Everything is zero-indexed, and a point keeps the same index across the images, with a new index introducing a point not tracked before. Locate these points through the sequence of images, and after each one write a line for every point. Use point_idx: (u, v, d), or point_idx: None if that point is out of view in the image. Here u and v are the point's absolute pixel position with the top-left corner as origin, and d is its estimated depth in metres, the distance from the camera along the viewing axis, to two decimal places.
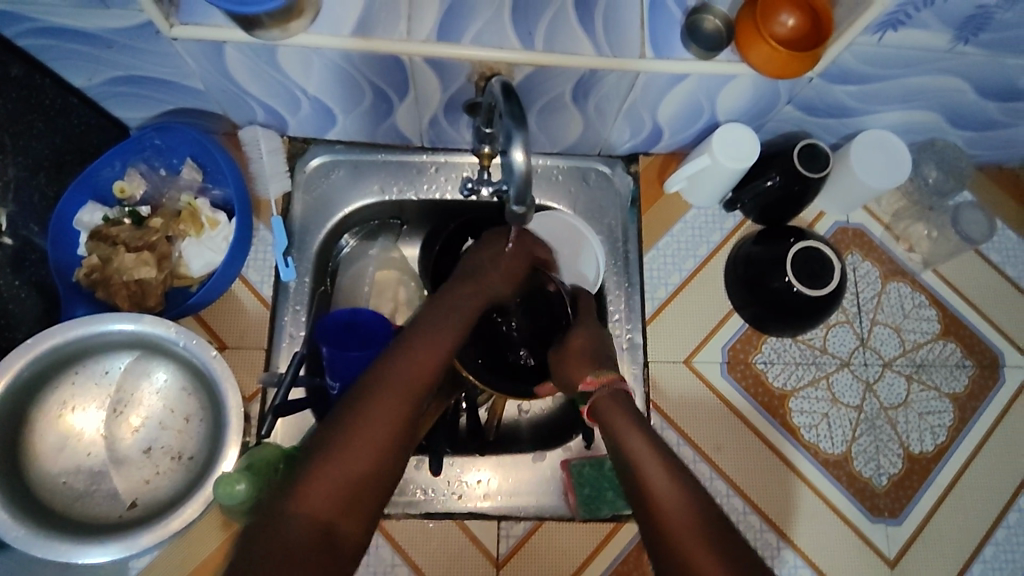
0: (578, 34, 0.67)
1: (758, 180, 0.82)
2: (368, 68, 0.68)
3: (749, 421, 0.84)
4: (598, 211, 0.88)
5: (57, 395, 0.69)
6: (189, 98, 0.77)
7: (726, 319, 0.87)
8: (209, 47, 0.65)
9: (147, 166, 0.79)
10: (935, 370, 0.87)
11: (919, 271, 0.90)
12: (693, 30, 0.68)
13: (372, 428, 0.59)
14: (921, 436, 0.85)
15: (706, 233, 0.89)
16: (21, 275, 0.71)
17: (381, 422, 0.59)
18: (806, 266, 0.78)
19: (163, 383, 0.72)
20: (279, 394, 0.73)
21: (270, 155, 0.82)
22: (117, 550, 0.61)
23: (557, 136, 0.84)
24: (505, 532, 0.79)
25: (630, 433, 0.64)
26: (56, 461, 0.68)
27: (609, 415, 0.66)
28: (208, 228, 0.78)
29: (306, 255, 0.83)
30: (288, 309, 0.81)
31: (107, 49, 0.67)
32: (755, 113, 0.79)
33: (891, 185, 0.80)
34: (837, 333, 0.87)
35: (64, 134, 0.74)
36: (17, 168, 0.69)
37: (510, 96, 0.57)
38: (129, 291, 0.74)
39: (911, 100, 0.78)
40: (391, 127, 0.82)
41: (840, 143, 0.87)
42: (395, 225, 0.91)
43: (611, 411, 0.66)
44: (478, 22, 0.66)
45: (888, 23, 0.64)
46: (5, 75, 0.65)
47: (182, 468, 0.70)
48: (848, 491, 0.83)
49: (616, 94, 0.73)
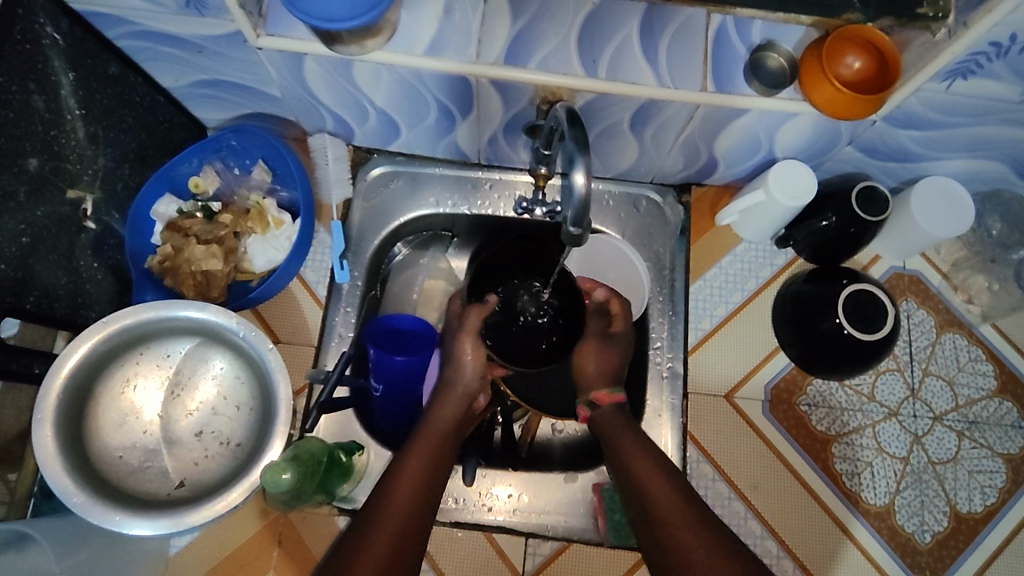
0: (641, 63, 0.68)
1: (812, 220, 0.82)
2: (436, 85, 0.71)
3: (788, 462, 0.82)
4: (646, 238, 0.89)
5: (121, 372, 0.73)
6: (266, 103, 0.81)
7: (771, 356, 0.86)
8: (290, 57, 0.69)
9: (223, 165, 0.84)
10: (988, 429, 0.84)
11: (976, 324, 0.87)
12: (756, 66, 0.69)
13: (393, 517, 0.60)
14: (969, 495, 0.82)
15: (755, 268, 0.88)
16: (100, 257, 0.76)
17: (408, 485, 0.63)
18: (858, 309, 0.78)
19: (219, 370, 0.76)
20: (323, 391, 0.75)
21: (335, 162, 0.87)
22: (167, 525, 0.64)
23: (612, 162, 0.85)
24: (532, 550, 0.80)
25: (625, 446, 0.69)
26: (114, 435, 0.71)
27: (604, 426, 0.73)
28: (273, 227, 0.82)
29: (361, 259, 0.86)
30: (340, 311, 0.84)
31: (197, 53, 0.71)
32: (813, 152, 0.79)
33: (965, 220, 0.78)
34: (885, 380, 0.85)
35: (150, 129, 0.79)
36: (106, 159, 0.74)
37: (573, 121, 0.59)
38: (195, 280, 0.78)
39: (978, 148, 0.76)
40: (451, 143, 0.85)
41: (900, 187, 0.86)
42: (446, 237, 0.93)
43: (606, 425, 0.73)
44: (544, 48, 0.68)
45: (958, 71, 0.63)
46: (104, 72, 0.70)
47: (230, 453, 0.73)
48: (889, 545, 0.80)
49: (675, 124, 0.74)
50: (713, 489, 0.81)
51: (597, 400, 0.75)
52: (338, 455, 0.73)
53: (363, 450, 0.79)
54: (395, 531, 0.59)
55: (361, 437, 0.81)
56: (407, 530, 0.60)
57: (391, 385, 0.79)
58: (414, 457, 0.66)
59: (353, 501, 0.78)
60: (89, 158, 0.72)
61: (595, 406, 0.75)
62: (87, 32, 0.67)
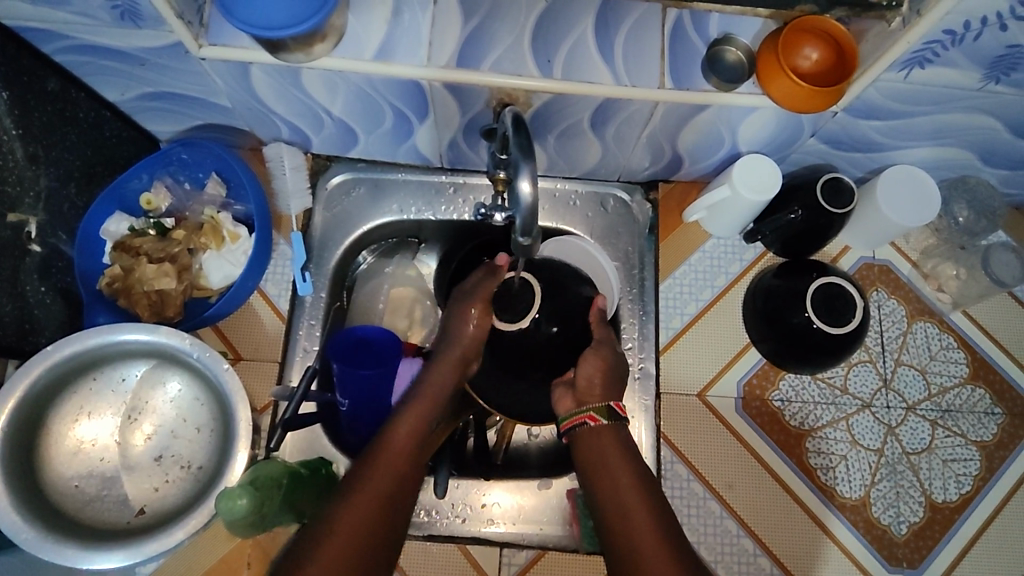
0: (598, 62, 0.66)
1: (781, 214, 0.80)
2: (388, 91, 0.69)
3: (764, 461, 0.82)
4: (614, 237, 0.88)
5: (74, 400, 0.71)
6: (216, 114, 0.79)
7: (743, 353, 0.85)
8: (235, 67, 0.67)
9: (173, 180, 0.82)
10: (961, 416, 0.84)
11: (947, 311, 0.87)
12: (714, 61, 0.68)
13: (355, 514, 0.57)
14: (944, 484, 0.82)
15: (724, 264, 0.87)
16: (48, 281, 0.74)
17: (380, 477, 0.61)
18: (827, 302, 0.76)
19: (177, 392, 0.73)
20: (289, 407, 0.74)
21: (293, 171, 0.85)
22: (123, 557, 0.62)
23: (577, 161, 0.84)
24: (507, 561, 0.78)
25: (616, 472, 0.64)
26: (69, 464, 0.70)
27: (588, 440, 0.68)
28: (228, 242, 0.80)
29: (323, 270, 0.84)
30: (303, 324, 0.82)
31: (139, 66, 0.69)
32: (777, 146, 0.78)
33: (932, 209, 0.77)
34: (858, 372, 0.84)
35: (95, 146, 0.76)
36: (49, 179, 0.72)
37: (521, 127, 0.57)
38: (149, 300, 0.76)
39: (941, 136, 0.75)
40: (411, 147, 0.83)
41: (867, 177, 0.85)
42: (413, 243, 0.92)
43: (592, 446, 0.67)
44: (497, 50, 0.66)
45: (914, 60, 0.62)
46: (41, 89, 0.67)
47: (191, 477, 0.71)
48: (865, 538, 0.80)
49: (635, 120, 0.72)
50: (687, 490, 0.80)
51: (587, 418, 0.68)
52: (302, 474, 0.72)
53: (331, 466, 0.78)
54: (348, 540, 0.55)
55: (329, 452, 0.80)
56: (362, 544, 0.55)
57: (357, 399, 0.78)
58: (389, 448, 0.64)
59: None
60: (30, 180, 0.70)
61: (589, 425, 0.68)
62: (20, 48, 0.64)
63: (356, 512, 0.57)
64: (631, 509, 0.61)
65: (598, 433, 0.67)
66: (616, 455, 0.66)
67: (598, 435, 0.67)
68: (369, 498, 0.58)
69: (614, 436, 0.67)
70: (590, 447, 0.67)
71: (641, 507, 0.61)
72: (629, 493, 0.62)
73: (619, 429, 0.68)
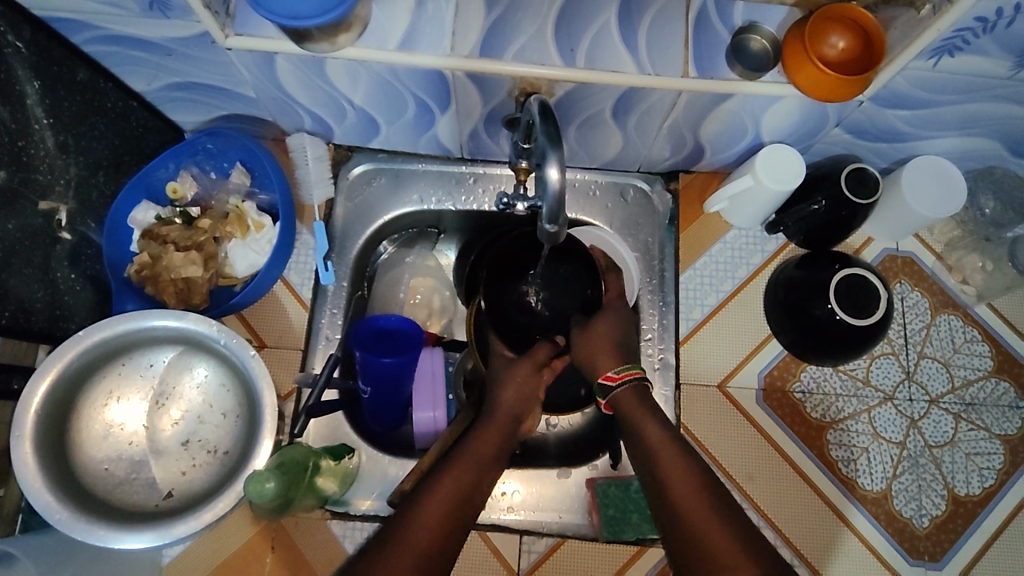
0: (621, 51, 0.66)
1: (803, 205, 0.80)
2: (412, 82, 0.70)
3: (784, 453, 0.81)
4: (633, 227, 0.88)
5: (103, 384, 0.72)
6: (241, 105, 0.80)
7: (764, 344, 0.84)
8: (261, 57, 0.67)
9: (199, 169, 0.83)
10: (985, 410, 0.83)
11: (971, 304, 0.86)
12: (738, 49, 0.67)
13: (435, 516, 0.57)
14: (967, 478, 0.81)
15: (746, 255, 0.87)
16: (77, 268, 0.76)
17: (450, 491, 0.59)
18: (850, 294, 0.76)
19: (204, 378, 0.75)
20: (312, 394, 0.76)
21: (315, 161, 0.84)
22: (153, 538, 0.63)
23: (597, 151, 0.84)
24: (528, 547, 0.79)
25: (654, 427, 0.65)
26: (99, 448, 0.71)
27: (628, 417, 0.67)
28: (253, 231, 0.81)
29: (345, 259, 0.85)
30: (326, 312, 0.84)
31: (167, 56, 0.70)
32: (800, 135, 0.77)
33: (959, 202, 0.76)
34: (880, 364, 0.84)
35: (123, 136, 0.78)
36: (78, 167, 0.73)
37: (547, 115, 0.57)
38: (176, 288, 0.77)
39: (969, 126, 0.74)
40: (432, 138, 0.83)
41: (891, 168, 0.85)
42: (433, 234, 0.92)
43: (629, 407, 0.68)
44: (520, 39, 0.66)
45: (944, 48, 0.61)
46: (71, 79, 0.68)
47: (217, 461, 0.73)
48: (887, 531, 0.79)
49: (657, 110, 0.72)
50: None
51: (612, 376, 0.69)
52: (324, 460, 0.73)
53: (353, 453, 0.79)
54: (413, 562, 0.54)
55: (350, 439, 0.81)
56: (446, 535, 0.57)
57: (379, 386, 0.77)
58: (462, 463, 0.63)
59: (345, 504, 0.78)
60: (60, 168, 0.71)
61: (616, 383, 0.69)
62: (52, 38, 0.65)
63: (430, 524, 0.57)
64: (697, 516, 0.57)
65: (629, 400, 0.68)
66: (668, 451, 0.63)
67: (627, 399, 0.68)
68: (449, 497, 0.59)
69: (653, 417, 0.66)
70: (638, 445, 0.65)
71: (694, 491, 0.59)
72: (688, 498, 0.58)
73: (653, 411, 0.67)
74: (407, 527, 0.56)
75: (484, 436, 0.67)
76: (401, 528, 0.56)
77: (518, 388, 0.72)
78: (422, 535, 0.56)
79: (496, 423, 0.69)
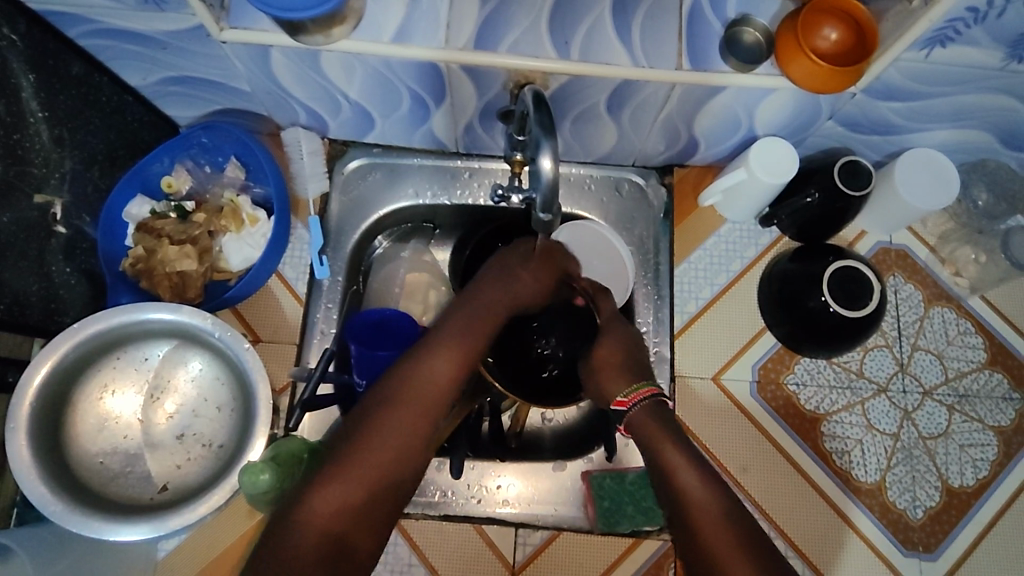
0: (615, 44, 0.66)
1: (796, 198, 0.80)
2: (407, 75, 0.70)
3: (778, 445, 0.82)
4: (628, 221, 0.88)
5: (98, 377, 0.72)
6: (236, 99, 0.80)
7: (758, 336, 0.85)
8: (256, 51, 0.67)
9: (194, 163, 0.83)
10: (979, 401, 0.83)
11: (965, 297, 0.86)
12: (732, 41, 0.67)
13: (381, 444, 0.58)
14: (961, 469, 0.81)
15: (740, 248, 0.87)
16: (72, 262, 0.76)
17: (404, 414, 0.60)
18: (844, 286, 0.76)
19: (198, 371, 0.75)
20: (307, 389, 0.75)
21: (310, 156, 0.85)
22: (148, 530, 0.63)
23: (592, 145, 0.84)
24: (522, 540, 0.79)
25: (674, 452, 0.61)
26: (94, 441, 0.71)
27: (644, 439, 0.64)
28: (248, 225, 0.81)
29: (341, 254, 0.85)
30: (321, 306, 0.83)
31: (161, 50, 0.70)
32: (794, 129, 0.78)
33: (949, 195, 0.77)
34: (874, 357, 0.84)
35: (118, 130, 0.78)
36: (73, 161, 0.73)
37: (541, 105, 0.58)
38: (170, 282, 0.77)
39: (962, 118, 0.75)
40: (428, 132, 0.83)
41: (884, 161, 0.85)
42: (428, 229, 0.93)
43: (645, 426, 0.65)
44: (515, 32, 0.66)
45: (936, 39, 0.62)
46: (67, 73, 0.69)
47: (212, 455, 0.72)
48: (881, 522, 0.80)
49: (651, 104, 0.73)
50: None
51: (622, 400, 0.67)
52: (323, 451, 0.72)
53: None
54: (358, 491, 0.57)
55: None
56: (393, 464, 0.59)
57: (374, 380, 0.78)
58: (417, 379, 0.62)
59: None
60: (55, 162, 0.71)
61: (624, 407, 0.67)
62: (46, 32, 0.65)
63: (378, 454, 0.58)
64: (722, 560, 0.54)
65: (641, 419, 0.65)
66: (691, 482, 0.59)
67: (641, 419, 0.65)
68: (403, 425, 0.60)
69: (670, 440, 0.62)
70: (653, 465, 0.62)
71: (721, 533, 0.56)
72: (717, 539, 0.55)
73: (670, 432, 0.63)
74: (355, 453, 0.58)
75: (469, 324, 0.67)
76: (350, 454, 0.58)
77: (515, 277, 0.71)
78: (371, 461, 0.58)
79: (486, 305, 0.68)
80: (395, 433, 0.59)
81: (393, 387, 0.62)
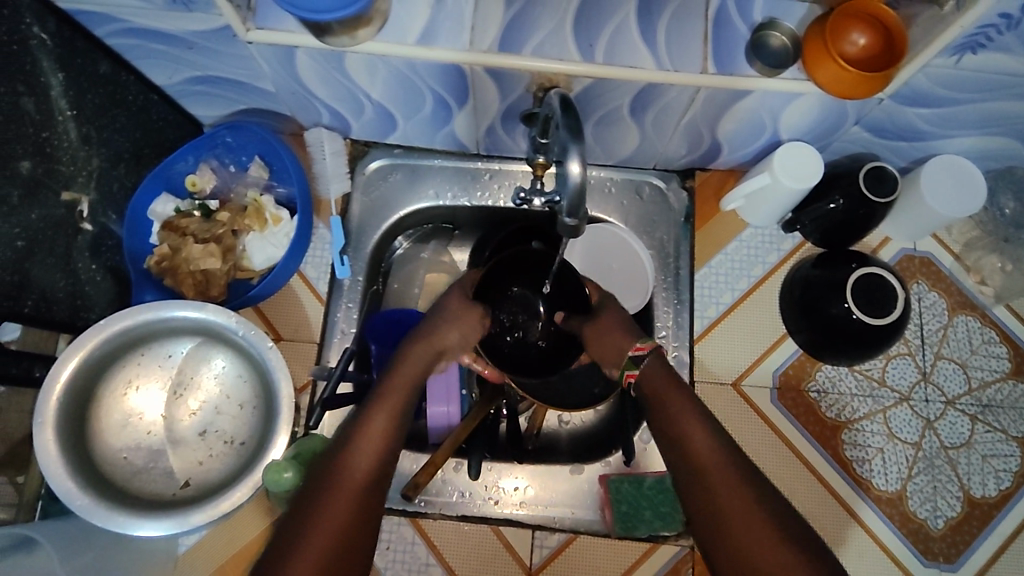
0: (640, 47, 0.66)
1: (820, 204, 0.80)
2: (432, 77, 0.70)
3: (798, 451, 0.81)
4: (649, 225, 0.88)
5: (122, 373, 0.73)
6: (260, 99, 0.80)
7: (779, 343, 0.84)
8: (282, 51, 0.68)
9: (218, 162, 0.83)
10: (1002, 412, 0.82)
11: (990, 305, 0.85)
12: (759, 46, 0.67)
13: (345, 488, 0.58)
14: (983, 480, 0.80)
15: (761, 253, 0.87)
16: (98, 259, 0.76)
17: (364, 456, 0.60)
18: (867, 292, 0.75)
19: (221, 368, 0.76)
20: (327, 387, 0.76)
21: (332, 156, 0.86)
22: (170, 526, 0.64)
23: (613, 148, 0.84)
24: (539, 542, 0.80)
25: (686, 404, 0.64)
26: (118, 437, 0.72)
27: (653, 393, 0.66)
28: (271, 224, 0.82)
29: (361, 254, 0.85)
30: (341, 307, 0.83)
31: (188, 50, 0.70)
32: (819, 134, 0.77)
33: (977, 199, 0.76)
34: (896, 365, 0.83)
35: (144, 129, 0.78)
36: (100, 159, 0.74)
37: (569, 110, 0.58)
38: (194, 280, 0.78)
39: (990, 125, 0.74)
40: (449, 133, 0.83)
41: (910, 167, 0.84)
42: (448, 230, 0.93)
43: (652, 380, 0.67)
44: (539, 34, 0.66)
45: (967, 45, 0.61)
46: (95, 72, 0.69)
47: (234, 452, 0.73)
48: (901, 531, 0.79)
49: (674, 108, 0.72)
50: None
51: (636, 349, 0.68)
52: None
53: None
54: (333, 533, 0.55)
55: None
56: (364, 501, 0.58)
57: None
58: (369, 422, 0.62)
59: None
60: (83, 159, 0.72)
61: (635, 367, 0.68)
62: (76, 31, 0.66)
63: (343, 499, 0.57)
64: (728, 507, 0.57)
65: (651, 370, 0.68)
66: (705, 447, 0.61)
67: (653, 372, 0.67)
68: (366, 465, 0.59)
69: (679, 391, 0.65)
70: (669, 428, 0.63)
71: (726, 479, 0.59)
72: (731, 510, 0.57)
73: (680, 384, 0.66)
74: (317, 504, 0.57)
75: (402, 369, 0.68)
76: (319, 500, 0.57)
77: (452, 318, 0.72)
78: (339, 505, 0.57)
79: (420, 357, 0.69)
80: (356, 472, 0.59)
81: (349, 436, 0.62)
